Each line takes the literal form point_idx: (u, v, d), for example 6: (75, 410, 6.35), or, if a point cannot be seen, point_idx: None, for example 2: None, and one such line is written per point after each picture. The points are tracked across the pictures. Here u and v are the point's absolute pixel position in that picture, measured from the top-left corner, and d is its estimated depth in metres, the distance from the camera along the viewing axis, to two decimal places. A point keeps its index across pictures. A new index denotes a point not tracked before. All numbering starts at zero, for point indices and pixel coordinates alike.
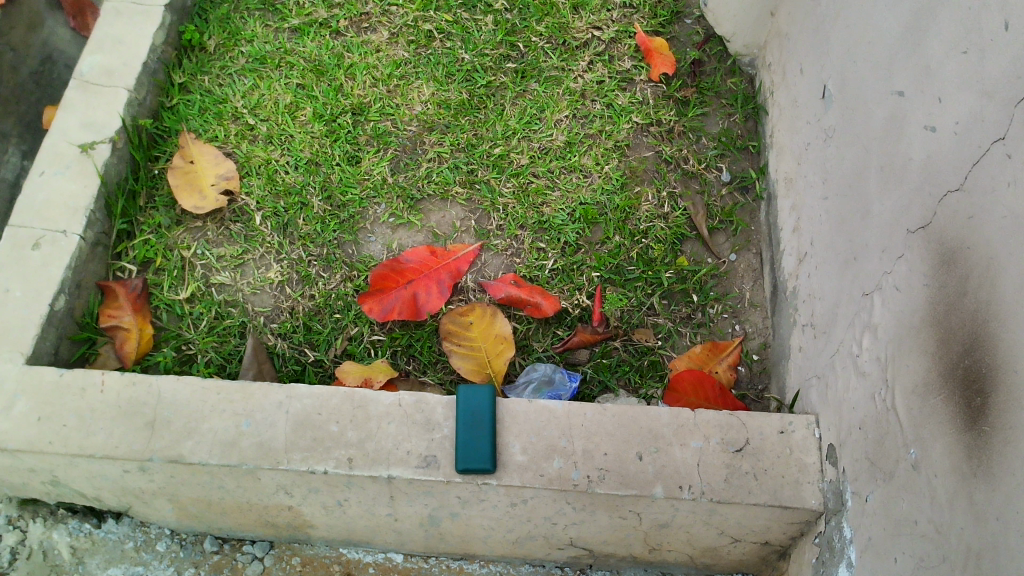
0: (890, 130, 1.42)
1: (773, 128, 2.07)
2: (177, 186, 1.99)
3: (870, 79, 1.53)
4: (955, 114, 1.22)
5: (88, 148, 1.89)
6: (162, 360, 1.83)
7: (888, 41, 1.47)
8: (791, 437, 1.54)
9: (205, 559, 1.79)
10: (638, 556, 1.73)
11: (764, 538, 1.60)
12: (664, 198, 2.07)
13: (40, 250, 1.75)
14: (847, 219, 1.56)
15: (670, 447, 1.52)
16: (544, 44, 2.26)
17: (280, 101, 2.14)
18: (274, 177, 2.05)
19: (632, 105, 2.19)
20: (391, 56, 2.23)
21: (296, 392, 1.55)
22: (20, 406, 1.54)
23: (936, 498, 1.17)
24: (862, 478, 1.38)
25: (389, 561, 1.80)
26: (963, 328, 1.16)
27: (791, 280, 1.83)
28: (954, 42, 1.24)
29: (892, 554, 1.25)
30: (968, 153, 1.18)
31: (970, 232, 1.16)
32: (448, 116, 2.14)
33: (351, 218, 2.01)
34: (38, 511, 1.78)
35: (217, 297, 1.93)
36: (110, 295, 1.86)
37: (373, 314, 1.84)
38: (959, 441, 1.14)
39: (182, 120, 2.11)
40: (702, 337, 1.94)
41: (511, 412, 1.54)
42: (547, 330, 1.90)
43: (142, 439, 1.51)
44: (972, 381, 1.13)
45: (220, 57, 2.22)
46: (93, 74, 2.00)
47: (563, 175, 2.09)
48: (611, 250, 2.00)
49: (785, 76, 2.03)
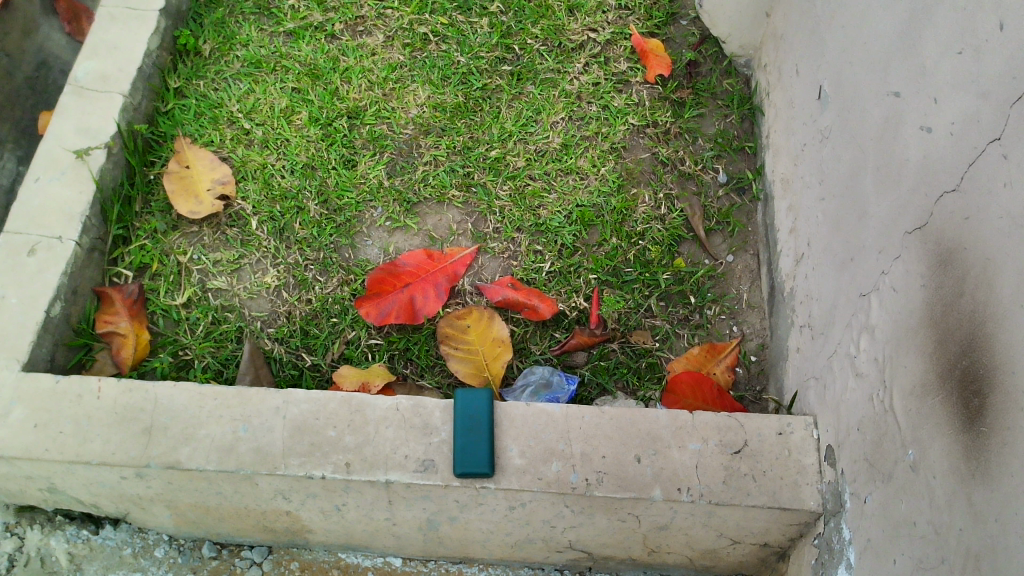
0: (886, 131, 1.41)
1: (770, 129, 2.07)
2: (172, 191, 1.99)
3: (866, 80, 1.53)
4: (951, 114, 1.22)
5: (84, 154, 1.89)
6: (159, 366, 1.83)
7: (884, 42, 1.47)
8: (790, 438, 1.54)
9: (203, 565, 1.78)
10: (637, 558, 1.72)
11: (763, 540, 1.59)
12: (661, 199, 2.07)
13: (35, 256, 1.75)
14: (844, 219, 1.56)
15: (669, 449, 1.52)
16: (540, 46, 2.26)
17: (276, 105, 2.14)
18: (270, 181, 2.05)
19: (628, 107, 2.19)
20: (387, 59, 2.23)
21: (293, 398, 1.55)
22: (16, 413, 1.54)
23: (935, 499, 1.17)
24: (860, 479, 1.38)
25: (388, 565, 1.80)
26: (960, 329, 1.16)
27: (789, 281, 1.83)
28: (950, 42, 1.24)
29: (891, 555, 1.25)
30: (964, 153, 1.18)
31: (967, 233, 1.16)
32: (445, 119, 2.14)
33: (348, 222, 2.01)
34: (35, 518, 1.77)
35: (213, 302, 1.92)
36: (107, 301, 1.86)
37: (371, 317, 1.83)
38: (958, 441, 1.13)
39: (177, 125, 2.10)
40: (700, 338, 1.94)
41: (509, 415, 1.54)
42: (545, 332, 1.89)
43: (140, 446, 1.50)
44: (971, 382, 1.12)
45: (215, 62, 2.21)
46: (88, 80, 1.99)
47: (560, 177, 2.09)
48: (608, 252, 2.00)
49: (781, 77, 2.03)
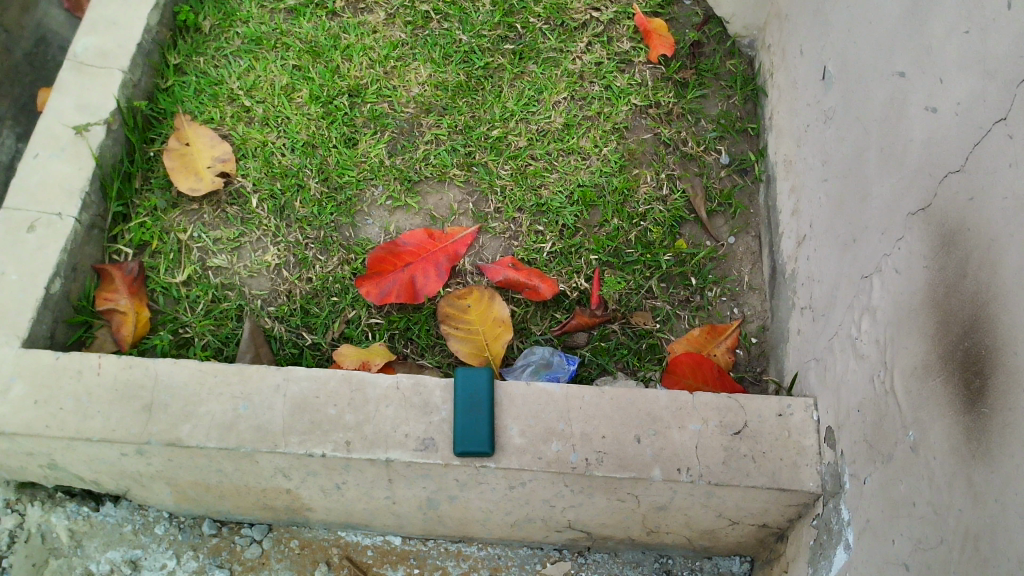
0: (890, 111, 1.40)
1: (773, 110, 2.06)
2: (172, 168, 1.98)
3: (870, 60, 1.51)
4: (956, 94, 1.21)
5: (83, 130, 1.87)
6: (159, 344, 1.82)
7: (889, 21, 1.45)
8: (790, 420, 1.54)
9: (203, 542, 1.79)
10: (637, 538, 1.73)
11: (762, 520, 1.60)
12: (663, 180, 2.06)
13: (35, 233, 1.74)
14: (847, 200, 1.55)
15: (668, 429, 1.52)
16: (542, 25, 2.24)
17: (277, 83, 2.13)
18: (270, 159, 2.03)
19: (631, 87, 2.18)
20: (388, 37, 2.20)
21: (293, 375, 1.54)
22: (16, 389, 1.54)
23: (934, 480, 1.17)
24: (860, 460, 1.38)
25: (388, 543, 1.81)
26: (963, 310, 1.15)
27: (790, 263, 1.82)
28: (957, 21, 1.23)
29: (889, 536, 1.26)
30: (969, 134, 1.17)
31: (970, 214, 1.15)
32: (446, 98, 2.12)
33: (348, 201, 2.00)
34: (36, 494, 1.78)
35: (214, 280, 1.92)
36: (106, 278, 1.85)
37: (371, 297, 1.82)
38: (959, 422, 1.13)
39: (177, 102, 2.09)
40: (700, 319, 1.94)
41: (510, 394, 1.54)
42: (546, 312, 1.89)
43: (140, 423, 1.50)
44: (973, 363, 1.12)
45: (215, 39, 2.19)
46: (87, 55, 1.97)
47: (561, 157, 2.08)
48: (609, 232, 1.99)
49: (785, 58, 2.01)
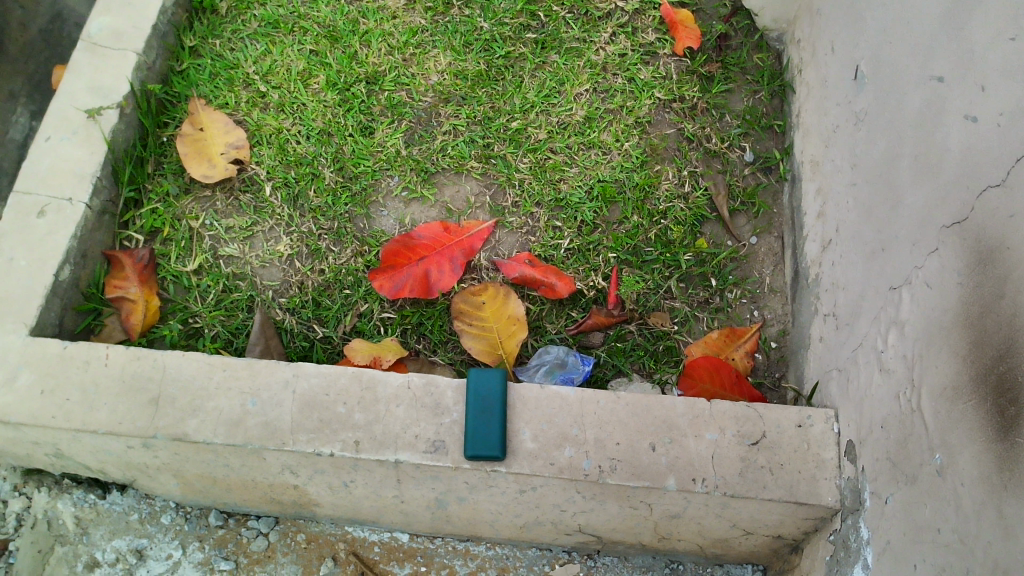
0: (927, 117, 1.35)
1: (801, 108, 1.99)
2: (185, 154, 1.95)
3: (907, 62, 1.45)
4: (999, 104, 1.15)
5: (95, 114, 1.84)
6: (168, 335, 1.81)
7: (929, 22, 1.39)
8: (809, 431, 1.50)
9: (209, 533, 1.78)
10: (647, 544, 1.70)
11: (777, 532, 1.57)
12: (685, 177, 2.01)
13: (45, 218, 1.71)
14: (876, 207, 1.50)
15: (684, 438, 1.48)
16: (565, 14, 2.18)
17: (293, 68, 2.08)
18: (285, 147, 2.00)
19: (655, 80, 2.12)
20: (407, 22, 2.15)
21: (303, 371, 1.51)
22: (23, 378, 1.52)
23: (961, 507, 1.13)
24: (882, 478, 1.34)
25: (395, 540, 1.79)
26: (999, 332, 1.10)
27: (813, 268, 1.77)
28: (1003, 27, 1.16)
29: (910, 560, 1.22)
30: (1012, 147, 1.11)
31: (1010, 232, 1.10)
32: (465, 88, 2.07)
33: (363, 191, 1.96)
34: (43, 480, 1.77)
35: (225, 269, 1.89)
36: (116, 265, 1.83)
37: (384, 291, 1.80)
38: (990, 449, 1.09)
39: (192, 85, 2.05)
40: (719, 322, 1.89)
41: (522, 397, 1.51)
42: (562, 311, 1.85)
43: (146, 416, 1.48)
44: (1008, 389, 1.07)
45: (232, 20, 2.15)
46: (100, 36, 1.93)
47: (582, 151, 2.03)
48: (629, 230, 1.94)
49: (815, 54, 1.95)
